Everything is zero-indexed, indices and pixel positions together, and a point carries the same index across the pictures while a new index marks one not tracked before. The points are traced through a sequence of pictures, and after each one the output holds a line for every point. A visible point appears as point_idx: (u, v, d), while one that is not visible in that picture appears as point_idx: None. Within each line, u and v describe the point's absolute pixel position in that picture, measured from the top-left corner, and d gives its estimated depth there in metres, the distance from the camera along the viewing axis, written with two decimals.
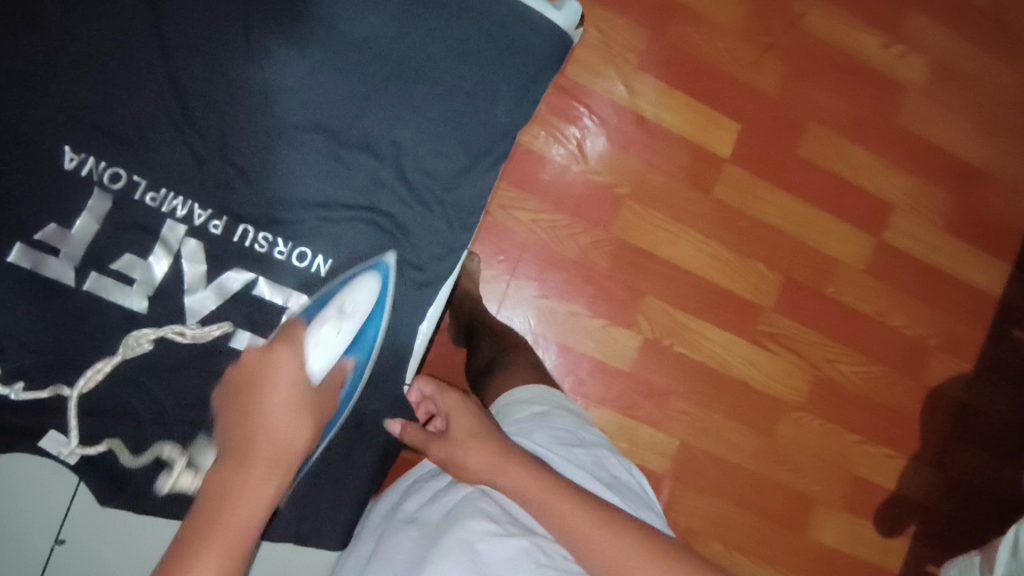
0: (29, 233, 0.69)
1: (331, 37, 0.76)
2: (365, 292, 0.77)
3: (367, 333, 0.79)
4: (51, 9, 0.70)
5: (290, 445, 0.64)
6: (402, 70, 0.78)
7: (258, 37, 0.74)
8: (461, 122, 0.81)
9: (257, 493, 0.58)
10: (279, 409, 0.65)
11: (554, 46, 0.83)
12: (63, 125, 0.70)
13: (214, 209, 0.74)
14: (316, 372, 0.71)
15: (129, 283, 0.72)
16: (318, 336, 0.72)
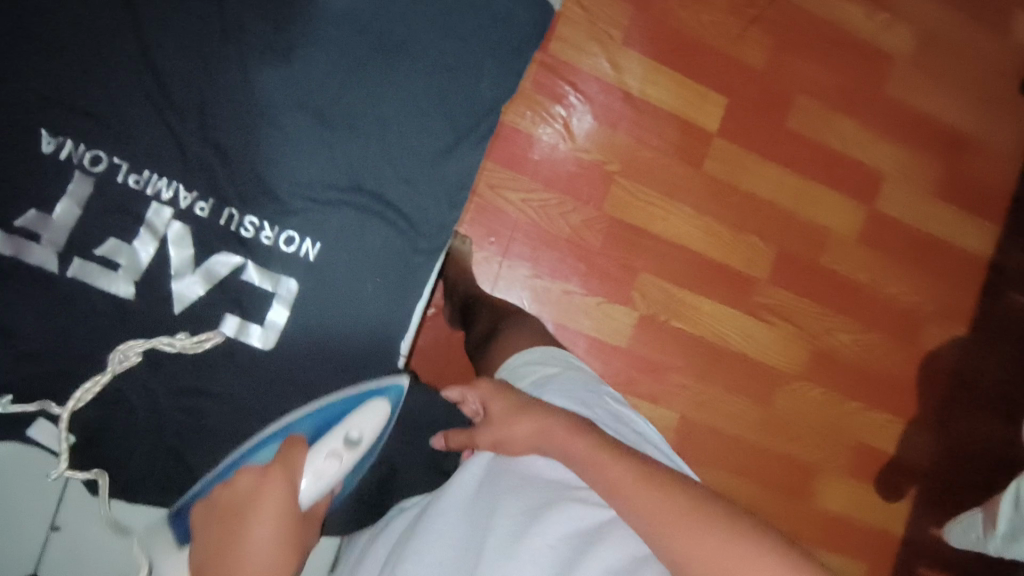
0: (9, 219, 0.67)
1: (308, 14, 0.75)
2: (373, 419, 0.73)
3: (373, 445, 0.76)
4: None
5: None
6: (382, 44, 0.77)
7: (234, 16, 0.73)
8: (445, 95, 0.79)
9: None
10: (251, 553, 0.60)
11: (536, 17, 0.83)
12: (39, 108, 0.68)
13: (200, 191, 0.73)
14: (310, 495, 0.69)
15: (115, 268, 0.71)
16: (315, 465, 0.69)
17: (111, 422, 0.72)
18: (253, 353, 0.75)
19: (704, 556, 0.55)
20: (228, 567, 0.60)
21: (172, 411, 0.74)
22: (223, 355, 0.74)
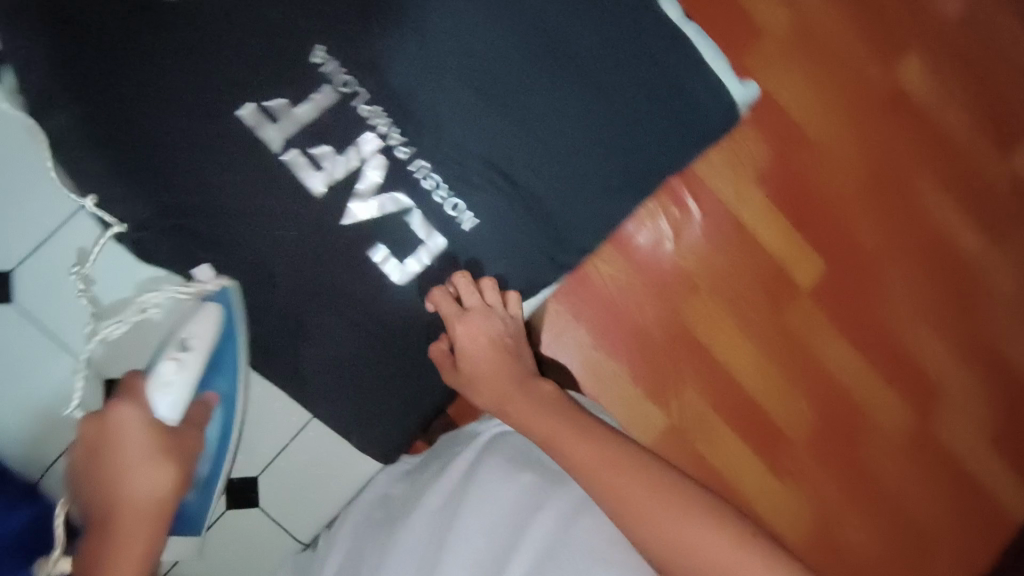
0: (262, 98, 0.81)
1: (547, 40, 0.89)
2: (204, 320, 0.77)
3: (222, 354, 0.80)
4: None
5: (140, 500, 0.64)
6: (593, 86, 0.89)
7: (490, 18, 0.87)
8: (625, 147, 0.91)
9: (131, 554, 0.62)
10: (133, 459, 0.65)
11: (726, 112, 0.94)
12: (325, 29, 0.83)
13: (408, 139, 0.85)
14: (172, 410, 0.72)
15: (318, 168, 0.82)
16: (172, 387, 0.72)
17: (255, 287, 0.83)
18: (383, 282, 0.85)
19: (684, 544, 0.65)
20: (118, 493, 0.64)
21: (301, 300, 0.84)
22: (360, 274, 0.84)
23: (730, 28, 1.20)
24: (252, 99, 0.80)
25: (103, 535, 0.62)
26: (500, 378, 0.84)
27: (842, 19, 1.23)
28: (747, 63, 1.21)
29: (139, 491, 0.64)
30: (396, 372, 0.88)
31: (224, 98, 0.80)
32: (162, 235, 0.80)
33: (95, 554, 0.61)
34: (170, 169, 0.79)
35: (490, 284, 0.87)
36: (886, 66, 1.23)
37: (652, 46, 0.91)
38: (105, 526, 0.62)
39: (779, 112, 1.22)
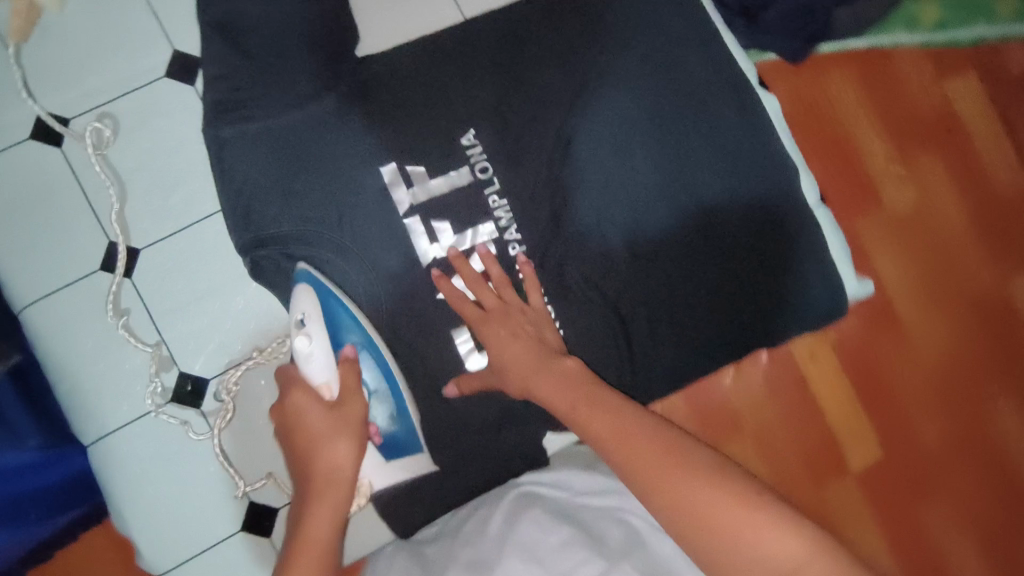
0: (406, 163, 0.85)
1: (680, 180, 0.90)
2: (306, 300, 0.80)
3: (345, 328, 0.80)
4: (532, 49, 0.90)
5: (331, 462, 0.71)
6: (710, 231, 0.90)
7: (636, 144, 0.89)
8: (726, 297, 0.89)
9: (320, 518, 0.69)
10: (320, 452, 0.72)
11: (835, 305, 0.92)
12: (482, 118, 0.87)
13: (523, 237, 0.88)
14: (326, 377, 0.77)
15: (433, 240, 0.85)
16: (320, 367, 0.77)
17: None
18: (456, 363, 0.86)
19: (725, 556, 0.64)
20: (308, 468, 0.72)
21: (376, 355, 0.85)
22: (439, 349, 0.86)
23: (854, 190, 1.19)
24: (397, 160, 0.85)
25: (308, 516, 0.70)
26: (551, 378, 0.76)
27: (970, 213, 1.21)
28: (860, 226, 1.19)
29: (329, 461, 0.71)
30: (438, 454, 0.87)
31: (373, 155, 0.85)
32: (271, 255, 0.83)
33: (319, 527, 0.69)
34: (304, 201, 0.83)
35: (527, 266, 0.85)
36: (1003, 274, 1.20)
37: (779, 221, 0.91)
38: (298, 540, 0.68)
39: (879, 285, 1.19)
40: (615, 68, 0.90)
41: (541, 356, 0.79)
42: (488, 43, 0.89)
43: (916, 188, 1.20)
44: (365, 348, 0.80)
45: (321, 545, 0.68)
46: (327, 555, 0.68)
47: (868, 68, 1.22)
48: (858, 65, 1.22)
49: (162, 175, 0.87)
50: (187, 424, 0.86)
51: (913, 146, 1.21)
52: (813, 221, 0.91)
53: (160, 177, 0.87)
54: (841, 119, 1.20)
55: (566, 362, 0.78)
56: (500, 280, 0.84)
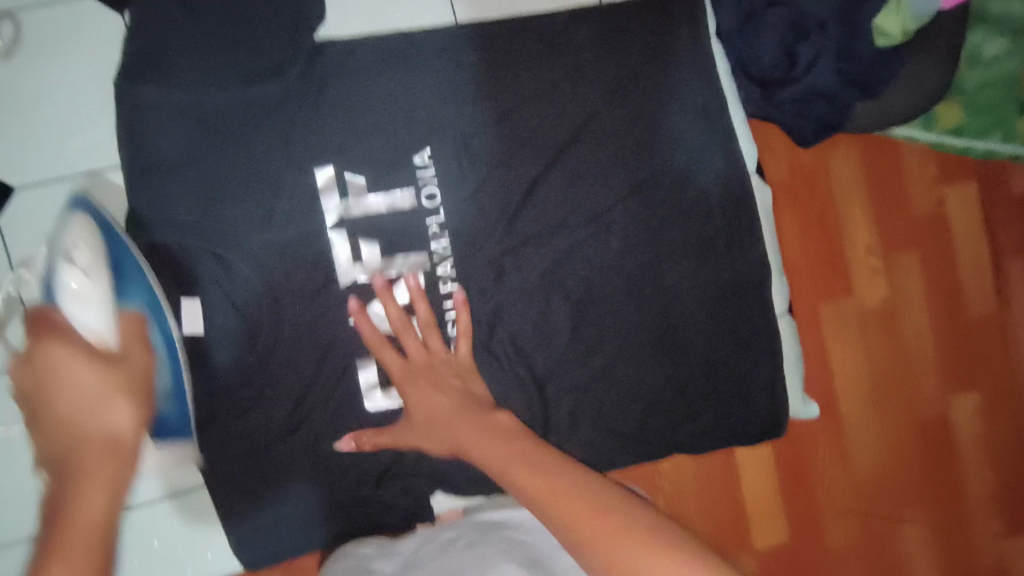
0: (346, 169, 0.76)
1: (647, 256, 0.82)
2: (84, 234, 0.72)
3: (122, 258, 0.72)
4: (516, 68, 0.79)
5: (109, 435, 0.62)
6: (665, 308, 0.82)
7: (606, 206, 0.81)
8: (664, 379, 0.83)
9: (94, 504, 0.57)
10: (88, 416, 0.63)
11: (772, 422, 0.86)
12: (442, 138, 0.78)
13: (458, 278, 0.78)
14: (96, 329, 0.70)
15: (356, 259, 0.76)
16: (96, 304, 0.70)
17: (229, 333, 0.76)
18: (351, 400, 0.77)
19: None
20: (71, 463, 0.60)
21: (264, 371, 0.76)
22: (334, 379, 0.77)
23: (826, 274, 1.13)
24: (336, 164, 0.76)
25: (58, 489, 0.59)
26: (469, 419, 0.70)
27: (932, 324, 1.17)
28: (823, 313, 1.13)
29: (117, 423, 0.64)
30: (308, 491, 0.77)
31: (311, 151, 0.75)
32: (166, 242, 0.74)
33: (77, 498, 0.57)
34: (221, 184, 0.74)
35: (462, 305, 0.76)
36: (945, 392, 1.18)
37: (736, 324, 0.84)
38: (66, 474, 0.59)
39: (826, 376, 1.14)
40: (603, 118, 0.80)
41: (465, 406, 0.72)
42: (469, 51, 0.79)
43: (888, 288, 1.15)
44: (135, 288, 0.72)
45: (101, 523, 0.56)
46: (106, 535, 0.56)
47: (875, 155, 1.14)
48: (868, 148, 1.14)
49: (66, 112, 0.77)
50: None
51: (897, 243, 1.15)
52: (774, 329, 0.85)
53: (64, 115, 0.76)
54: (835, 200, 1.12)
55: (499, 417, 0.71)
56: (425, 320, 0.75)
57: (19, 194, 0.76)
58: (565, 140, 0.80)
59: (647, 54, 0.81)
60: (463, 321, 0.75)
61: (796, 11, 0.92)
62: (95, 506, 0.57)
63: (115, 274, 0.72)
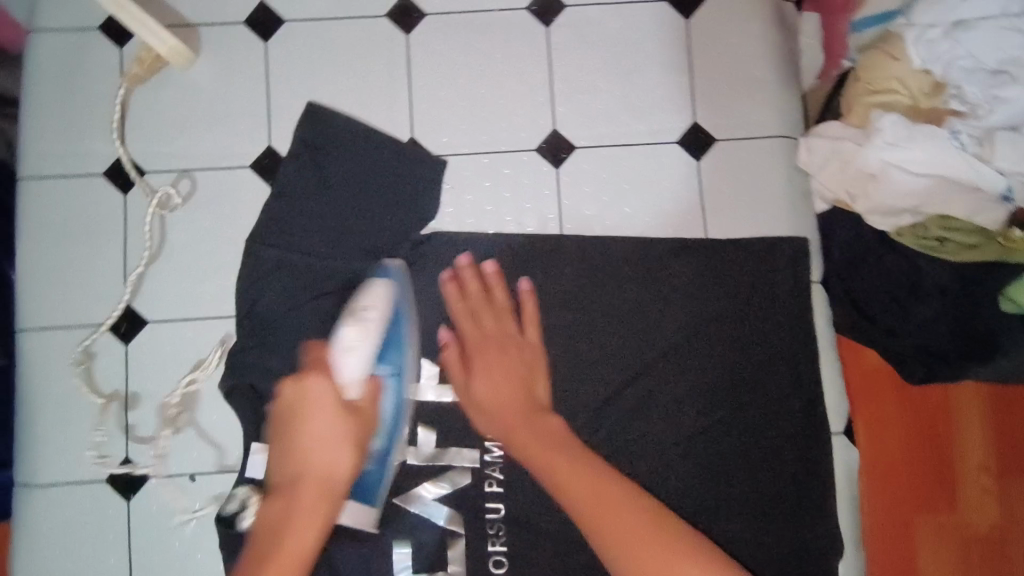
0: (425, 353, 0.80)
1: (706, 497, 0.78)
2: (382, 292, 0.76)
3: (392, 331, 0.76)
4: (604, 286, 0.81)
5: (292, 546, 0.66)
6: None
7: (670, 436, 0.79)
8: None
9: (301, 536, 0.67)
10: (317, 456, 0.70)
11: None
12: None
13: (505, 477, 0.79)
14: (354, 377, 0.73)
15: (413, 443, 0.80)
16: (354, 350, 0.73)
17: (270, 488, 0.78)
18: None
19: None
20: (284, 536, 0.66)
21: None
22: (368, 554, 0.77)
23: (933, 488, 0.97)
24: (415, 346, 0.80)
25: (290, 519, 0.68)
26: (508, 404, 0.76)
27: None
28: (918, 528, 0.96)
29: (321, 459, 0.70)
30: None
31: None
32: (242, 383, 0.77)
33: (281, 522, 0.68)
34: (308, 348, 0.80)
35: (527, 295, 0.80)
36: None
37: None
38: (291, 496, 0.69)
39: None
40: (683, 351, 0.80)
41: (521, 397, 0.76)
42: (562, 261, 0.81)
43: (1000, 512, 0.98)
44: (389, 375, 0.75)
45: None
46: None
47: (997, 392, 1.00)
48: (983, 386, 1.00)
49: (204, 260, 0.82)
50: (109, 511, 0.78)
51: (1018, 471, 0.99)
52: None
53: (201, 262, 0.82)
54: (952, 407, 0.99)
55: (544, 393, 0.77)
56: (473, 296, 0.80)
57: (149, 326, 0.81)
58: (638, 362, 0.80)
59: (738, 293, 0.81)
60: (503, 301, 0.80)
61: (915, 267, 0.87)
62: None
63: (388, 343, 0.75)
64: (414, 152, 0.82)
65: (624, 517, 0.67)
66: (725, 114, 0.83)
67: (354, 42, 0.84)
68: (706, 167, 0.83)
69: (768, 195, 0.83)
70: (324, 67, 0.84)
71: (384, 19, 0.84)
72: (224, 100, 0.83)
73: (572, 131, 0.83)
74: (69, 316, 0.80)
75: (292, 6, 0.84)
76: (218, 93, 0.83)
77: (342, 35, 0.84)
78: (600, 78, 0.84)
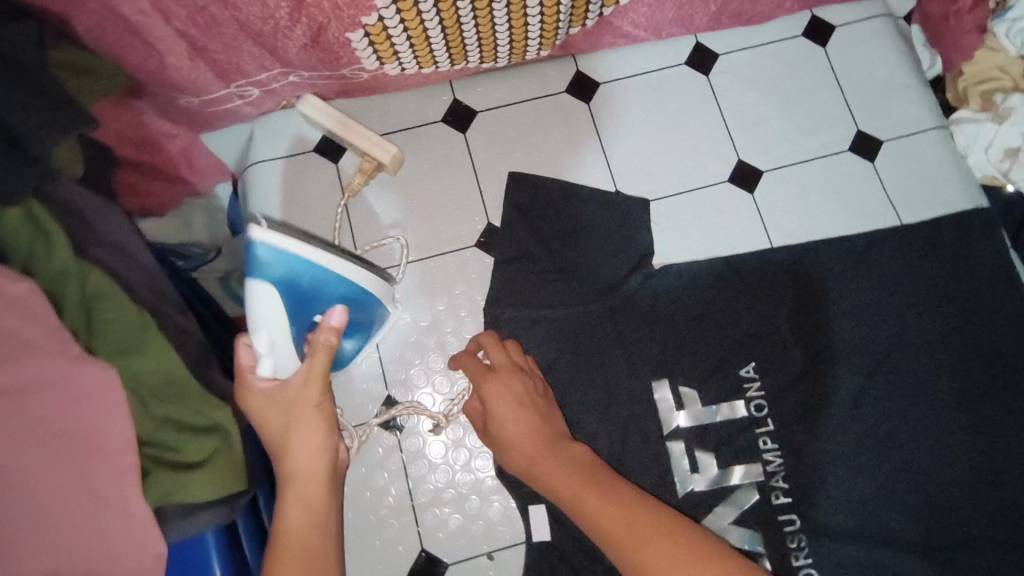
0: (681, 383, 0.83)
1: (983, 456, 0.80)
2: (272, 310, 0.61)
3: (305, 279, 0.61)
4: (819, 284, 0.86)
5: (308, 471, 0.56)
6: (1015, 521, 0.78)
7: (928, 409, 0.82)
8: (925, 508, 0.79)
9: (307, 452, 0.57)
10: (255, 398, 0.59)
11: None
12: (761, 352, 0.84)
13: (791, 489, 0.80)
14: (283, 362, 0.63)
15: (695, 471, 0.80)
16: (271, 335, 0.62)
17: (568, 546, 0.77)
18: None
19: None
20: (288, 461, 0.57)
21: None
22: None
23: None
24: (669, 378, 0.83)
25: (296, 445, 0.57)
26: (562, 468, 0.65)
27: None
28: None
29: (263, 405, 0.58)
30: None
31: (651, 368, 0.83)
32: None
33: (290, 442, 0.57)
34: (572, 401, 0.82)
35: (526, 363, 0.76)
36: None
37: None
38: (285, 426, 0.58)
39: None
40: (914, 331, 0.84)
41: (545, 436, 0.69)
42: (779, 270, 0.86)
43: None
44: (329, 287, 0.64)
45: (315, 465, 0.57)
46: (321, 538, 0.54)
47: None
48: None
49: (451, 339, 0.85)
50: None
51: None
52: None
53: (448, 343, 0.85)
54: None
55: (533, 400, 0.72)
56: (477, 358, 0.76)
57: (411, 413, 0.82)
58: (876, 347, 0.84)
59: (946, 263, 0.87)
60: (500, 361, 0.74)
61: None
62: (304, 457, 0.57)
63: (282, 289, 0.61)
64: (620, 203, 0.89)
65: (648, 543, 0.56)
66: (883, 120, 0.93)
67: (543, 118, 0.92)
68: (882, 166, 0.91)
69: (943, 179, 0.91)
70: (519, 144, 0.91)
71: (565, 94, 0.92)
72: (437, 191, 0.89)
73: (756, 160, 0.91)
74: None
75: (481, 98, 0.92)
76: (431, 186, 0.89)
77: (531, 114, 0.92)
78: (767, 110, 0.93)
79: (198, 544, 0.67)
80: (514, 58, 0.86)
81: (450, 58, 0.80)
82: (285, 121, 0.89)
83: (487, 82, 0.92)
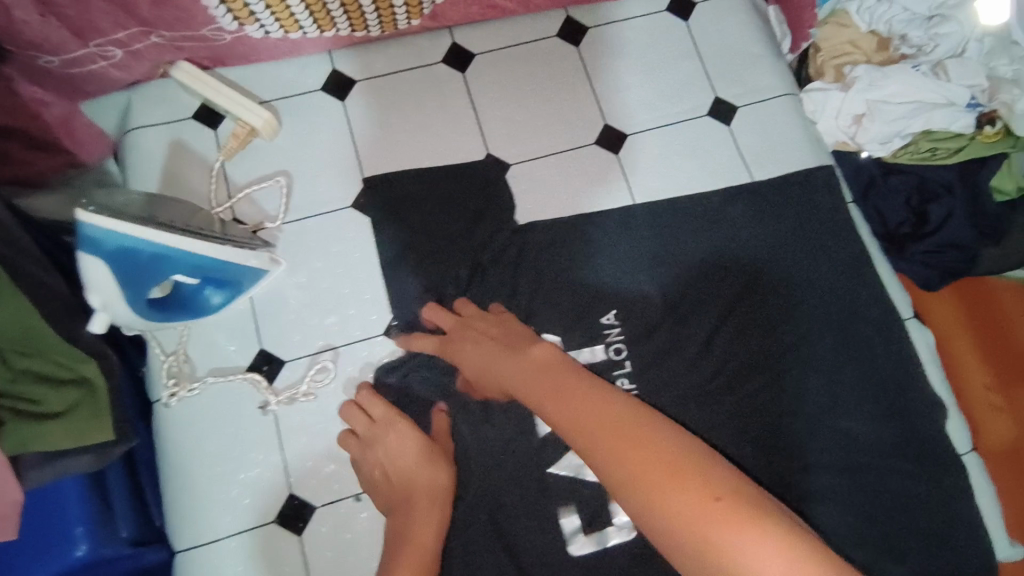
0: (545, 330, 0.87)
1: (822, 390, 0.87)
2: (104, 283, 0.64)
3: (140, 250, 0.65)
4: (678, 237, 0.92)
5: (428, 486, 0.77)
6: (851, 451, 0.85)
7: (774, 348, 0.88)
8: (769, 439, 0.85)
9: (431, 479, 0.77)
10: (398, 445, 0.79)
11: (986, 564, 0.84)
12: (621, 300, 0.89)
13: None
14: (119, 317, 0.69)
15: None
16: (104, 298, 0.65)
17: None
18: (557, 550, 0.80)
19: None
20: (413, 488, 0.76)
21: (473, 520, 0.80)
22: (538, 530, 0.81)
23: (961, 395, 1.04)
24: (536, 326, 0.87)
25: (429, 476, 0.77)
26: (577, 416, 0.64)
27: None
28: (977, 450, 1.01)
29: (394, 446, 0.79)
30: None
31: (518, 318, 0.87)
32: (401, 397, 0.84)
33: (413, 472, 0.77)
34: None
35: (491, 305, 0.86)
36: None
37: (917, 452, 0.86)
38: (411, 468, 0.78)
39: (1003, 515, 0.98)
40: (765, 278, 0.91)
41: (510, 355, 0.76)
42: (641, 226, 0.92)
43: (1020, 429, 1.01)
44: (170, 262, 0.68)
45: (435, 491, 0.77)
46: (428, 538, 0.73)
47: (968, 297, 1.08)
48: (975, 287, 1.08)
49: (327, 296, 0.88)
50: (282, 550, 0.79)
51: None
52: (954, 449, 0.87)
53: (325, 299, 0.88)
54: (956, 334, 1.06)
55: (532, 351, 0.75)
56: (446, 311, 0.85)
57: (284, 365, 0.85)
58: (729, 293, 0.90)
59: (794, 217, 0.94)
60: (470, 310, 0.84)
61: (920, 177, 1.02)
62: (425, 487, 0.77)
63: (117, 261, 0.64)
64: (490, 165, 0.93)
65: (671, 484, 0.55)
66: (737, 87, 1.00)
67: (419, 87, 0.96)
68: (737, 129, 0.98)
69: (791, 140, 0.99)
70: (396, 111, 0.95)
71: (441, 64, 0.97)
72: (314, 155, 0.92)
73: (621, 123, 0.97)
74: (167, 375, 0.82)
75: (358, 67, 0.95)
76: (309, 152, 0.92)
77: (408, 84, 0.96)
78: (632, 79, 0.99)
79: (60, 490, 0.68)
80: (386, 26, 0.90)
81: (317, 23, 0.84)
82: (164, 88, 0.91)
83: (365, 52, 0.96)
